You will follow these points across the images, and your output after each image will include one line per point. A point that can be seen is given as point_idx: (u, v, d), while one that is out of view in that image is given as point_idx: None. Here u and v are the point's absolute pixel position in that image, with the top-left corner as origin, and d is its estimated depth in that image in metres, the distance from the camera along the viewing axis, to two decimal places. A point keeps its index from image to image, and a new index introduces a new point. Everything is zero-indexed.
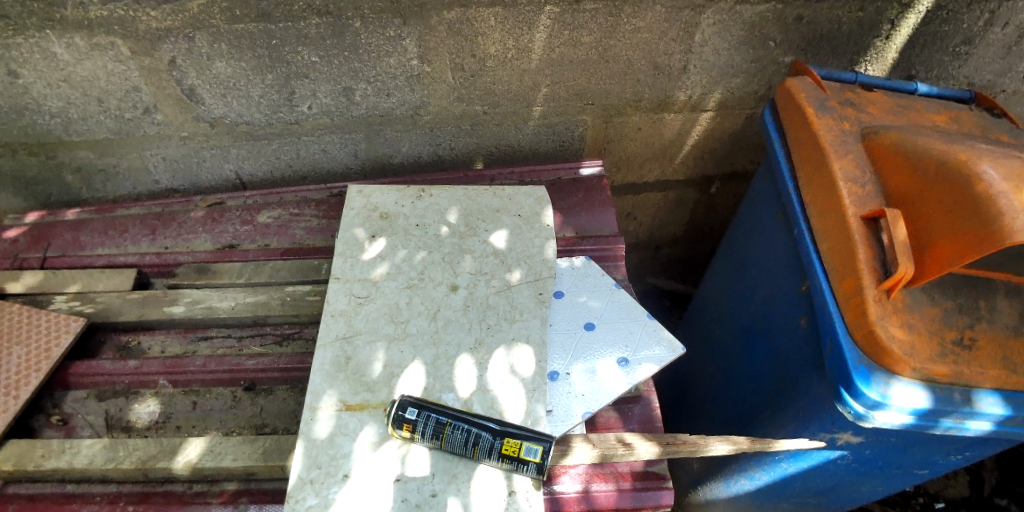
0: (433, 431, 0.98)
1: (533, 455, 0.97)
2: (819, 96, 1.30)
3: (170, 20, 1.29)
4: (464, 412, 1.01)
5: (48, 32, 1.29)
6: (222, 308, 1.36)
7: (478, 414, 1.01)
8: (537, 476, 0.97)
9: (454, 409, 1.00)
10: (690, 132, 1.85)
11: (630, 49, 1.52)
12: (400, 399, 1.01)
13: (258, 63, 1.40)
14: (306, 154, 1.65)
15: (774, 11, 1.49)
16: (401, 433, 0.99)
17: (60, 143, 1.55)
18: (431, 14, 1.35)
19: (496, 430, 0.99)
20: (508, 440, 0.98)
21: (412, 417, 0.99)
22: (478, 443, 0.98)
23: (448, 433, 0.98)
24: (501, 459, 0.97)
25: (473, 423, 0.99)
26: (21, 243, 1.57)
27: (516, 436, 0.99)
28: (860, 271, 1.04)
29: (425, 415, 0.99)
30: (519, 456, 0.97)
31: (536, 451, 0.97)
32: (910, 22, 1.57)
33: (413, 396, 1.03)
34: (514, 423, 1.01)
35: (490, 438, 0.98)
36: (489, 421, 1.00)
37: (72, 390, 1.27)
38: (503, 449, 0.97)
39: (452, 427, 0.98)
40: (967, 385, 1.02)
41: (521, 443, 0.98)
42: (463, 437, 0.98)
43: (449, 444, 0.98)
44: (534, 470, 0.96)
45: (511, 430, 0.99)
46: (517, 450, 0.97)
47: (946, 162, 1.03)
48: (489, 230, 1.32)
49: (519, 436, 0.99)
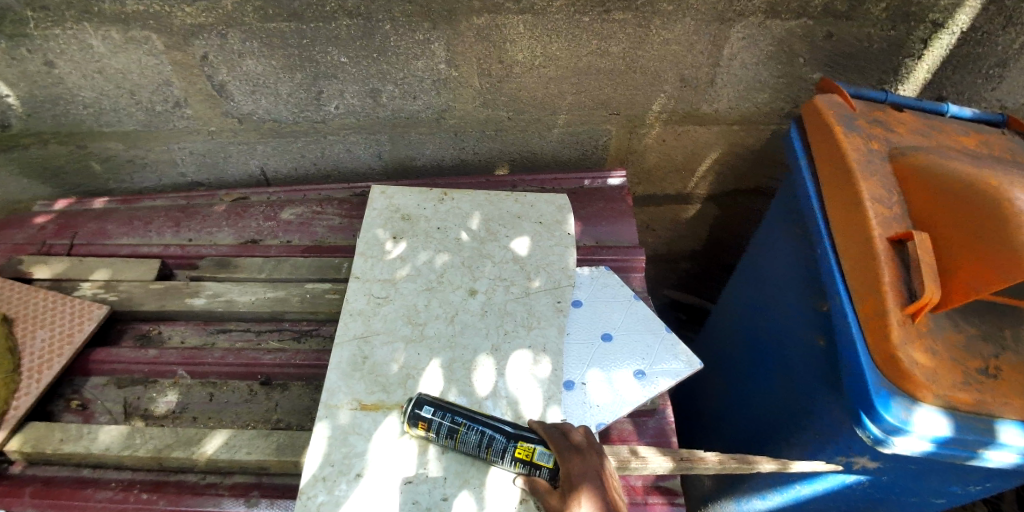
0: (446, 431, 0.98)
1: (547, 460, 0.95)
2: (846, 114, 1.28)
3: (204, 16, 1.31)
4: (479, 414, 1.00)
5: (85, 24, 1.32)
6: (242, 302, 1.38)
7: (493, 417, 1.00)
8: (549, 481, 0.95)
9: (468, 411, 0.99)
10: (713, 145, 1.83)
11: (657, 61, 1.51)
12: (416, 396, 1.01)
13: (288, 62, 1.41)
14: (330, 153, 1.67)
15: (804, 27, 1.48)
16: (415, 431, 0.99)
17: (91, 133, 1.59)
18: (460, 19, 1.36)
19: (510, 433, 0.97)
20: (522, 444, 0.97)
21: (427, 416, 0.98)
22: (492, 446, 0.96)
23: (462, 434, 0.97)
24: (513, 463, 0.96)
25: (487, 427, 0.98)
26: (49, 229, 1.60)
27: (531, 440, 0.97)
28: (883, 293, 1.03)
29: (439, 415, 0.98)
30: (532, 460, 0.96)
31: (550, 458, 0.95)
32: (943, 43, 1.55)
33: (428, 395, 1.02)
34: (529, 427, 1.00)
35: (505, 442, 0.97)
36: (505, 424, 0.99)
37: (92, 377, 1.29)
38: (518, 453, 0.96)
39: (466, 428, 0.97)
40: (990, 415, 0.99)
41: (534, 449, 0.96)
42: (477, 439, 0.97)
43: (462, 444, 0.97)
44: (549, 475, 0.95)
45: (525, 434, 0.98)
46: (531, 455, 0.96)
47: (975, 185, 1.02)
48: (510, 236, 1.32)
49: (535, 441, 0.97)
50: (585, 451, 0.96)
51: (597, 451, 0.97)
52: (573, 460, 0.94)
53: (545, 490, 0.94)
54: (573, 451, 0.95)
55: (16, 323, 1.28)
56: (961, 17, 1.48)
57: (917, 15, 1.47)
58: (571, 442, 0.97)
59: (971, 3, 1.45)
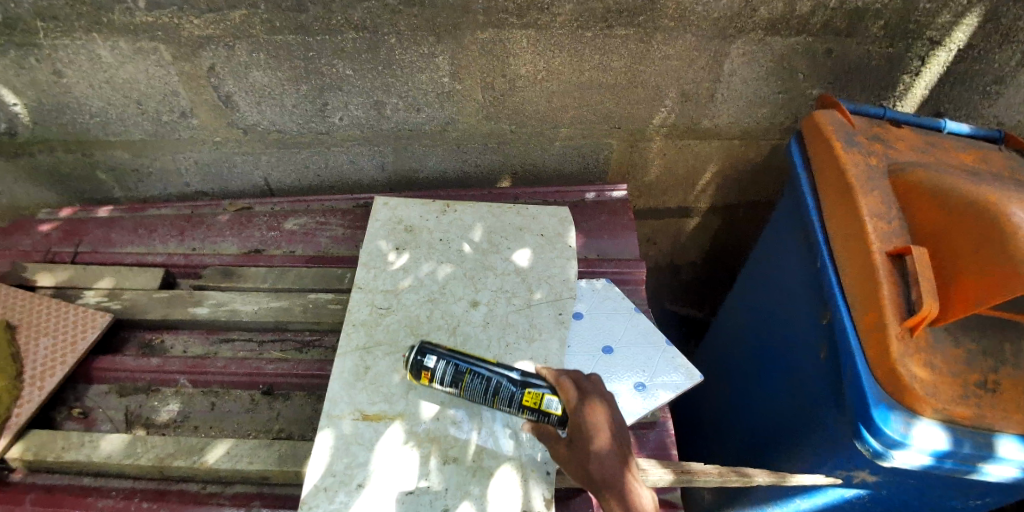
0: (450, 378, 1.01)
1: (555, 407, 0.96)
2: (846, 130, 1.29)
3: (212, 28, 1.33)
4: (483, 363, 1.02)
5: (94, 35, 1.34)
6: (245, 312, 1.38)
7: (499, 365, 1.02)
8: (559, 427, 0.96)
9: (472, 360, 1.02)
10: (714, 160, 1.85)
11: (658, 76, 1.53)
12: (418, 346, 1.04)
13: (294, 73, 1.43)
14: (334, 165, 1.69)
15: (804, 44, 1.50)
16: (421, 378, 1.03)
17: (98, 142, 1.60)
18: (464, 33, 1.38)
19: (517, 381, 0.99)
20: (529, 390, 0.98)
21: (430, 366, 1.02)
22: (499, 394, 0.99)
23: (467, 382, 1.01)
24: (521, 409, 0.98)
25: (492, 375, 1.00)
26: (54, 237, 1.61)
27: (538, 386, 0.98)
28: (882, 307, 1.04)
29: (441, 364, 1.01)
30: (540, 408, 0.96)
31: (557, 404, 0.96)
32: (940, 60, 1.56)
33: (433, 345, 1.05)
34: (538, 373, 1.01)
35: (511, 389, 0.98)
36: (511, 372, 1.00)
37: (94, 384, 1.29)
38: (524, 401, 0.97)
39: (470, 376, 1.01)
40: (990, 429, 0.99)
41: (541, 396, 0.97)
42: (483, 386, 1.00)
43: (469, 391, 1.01)
44: (558, 421, 0.96)
45: (532, 381, 0.99)
46: (539, 402, 0.97)
47: (974, 201, 1.03)
48: (512, 248, 1.33)
49: (542, 387, 0.98)
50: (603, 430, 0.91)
51: (618, 430, 0.93)
52: (586, 416, 0.92)
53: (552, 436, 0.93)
54: (594, 430, 0.91)
55: (20, 329, 1.29)
56: (958, 35, 1.50)
57: (915, 32, 1.49)
58: (587, 402, 0.94)
59: (968, 21, 1.47)
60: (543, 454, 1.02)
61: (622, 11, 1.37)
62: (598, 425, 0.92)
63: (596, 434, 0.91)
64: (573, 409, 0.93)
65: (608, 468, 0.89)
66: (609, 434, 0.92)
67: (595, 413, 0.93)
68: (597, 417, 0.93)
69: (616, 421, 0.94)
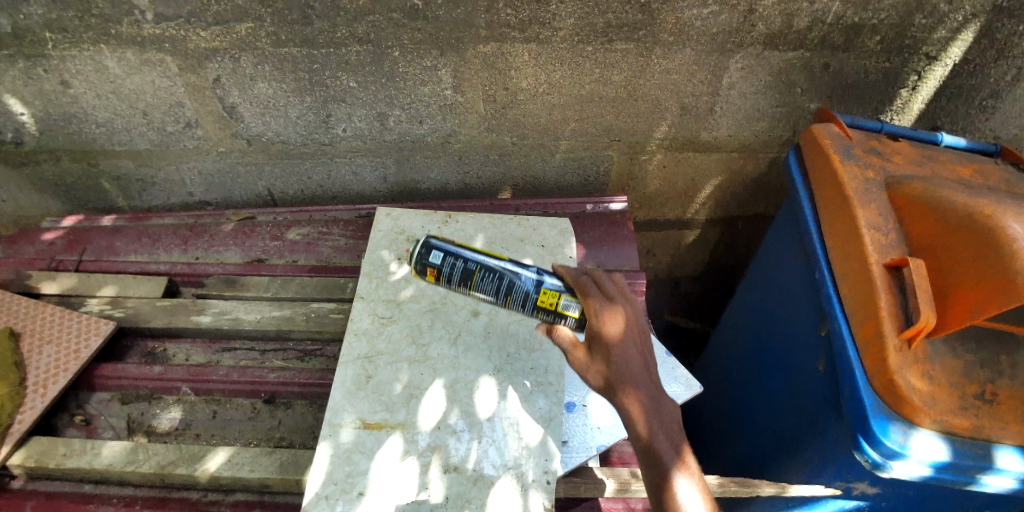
0: (457, 273, 1.12)
1: (572, 310, 1.06)
2: (844, 143, 1.31)
3: (219, 41, 1.35)
4: (492, 261, 1.11)
5: (102, 46, 1.36)
6: (248, 321, 1.39)
7: (510, 264, 1.11)
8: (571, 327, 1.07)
9: (480, 258, 1.11)
10: (713, 172, 1.87)
11: (658, 89, 1.55)
12: (427, 244, 1.13)
13: (299, 85, 1.45)
14: (337, 176, 1.71)
15: (801, 59, 1.52)
16: (431, 274, 1.14)
17: (103, 152, 1.62)
18: (467, 47, 1.40)
19: (532, 283, 1.08)
20: (544, 289, 1.07)
21: (439, 263, 1.12)
22: (512, 291, 1.08)
23: (476, 278, 1.11)
24: (535, 310, 1.08)
25: (503, 274, 1.09)
26: (58, 245, 1.62)
27: (554, 287, 1.07)
28: (881, 319, 1.04)
29: (449, 261, 1.12)
30: (556, 310, 1.07)
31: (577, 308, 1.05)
32: (936, 75, 1.59)
33: (439, 241, 1.14)
34: (555, 271, 1.09)
35: (526, 288, 1.08)
36: (523, 271, 1.09)
37: (97, 392, 1.30)
38: (540, 301, 1.07)
39: (479, 274, 1.10)
40: (987, 440, 1.00)
41: (557, 297, 1.06)
42: (494, 284, 1.10)
43: (478, 288, 1.11)
44: (574, 324, 1.06)
45: (547, 282, 1.08)
46: (556, 302, 1.07)
47: (970, 214, 1.04)
48: (513, 259, 1.34)
49: (559, 289, 1.07)
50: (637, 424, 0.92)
51: (661, 416, 0.93)
52: (607, 320, 0.98)
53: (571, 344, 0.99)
54: (633, 423, 0.93)
55: (23, 337, 1.30)
56: (954, 50, 1.53)
57: (911, 47, 1.51)
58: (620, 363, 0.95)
59: (963, 37, 1.50)
60: (542, 464, 1.02)
61: (622, 25, 1.39)
62: (621, 331, 0.98)
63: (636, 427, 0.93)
64: (608, 384, 0.95)
65: (632, 378, 0.95)
66: (634, 352, 0.97)
67: (630, 398, 0.94)
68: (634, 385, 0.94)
69: (659, 403, 0.95)
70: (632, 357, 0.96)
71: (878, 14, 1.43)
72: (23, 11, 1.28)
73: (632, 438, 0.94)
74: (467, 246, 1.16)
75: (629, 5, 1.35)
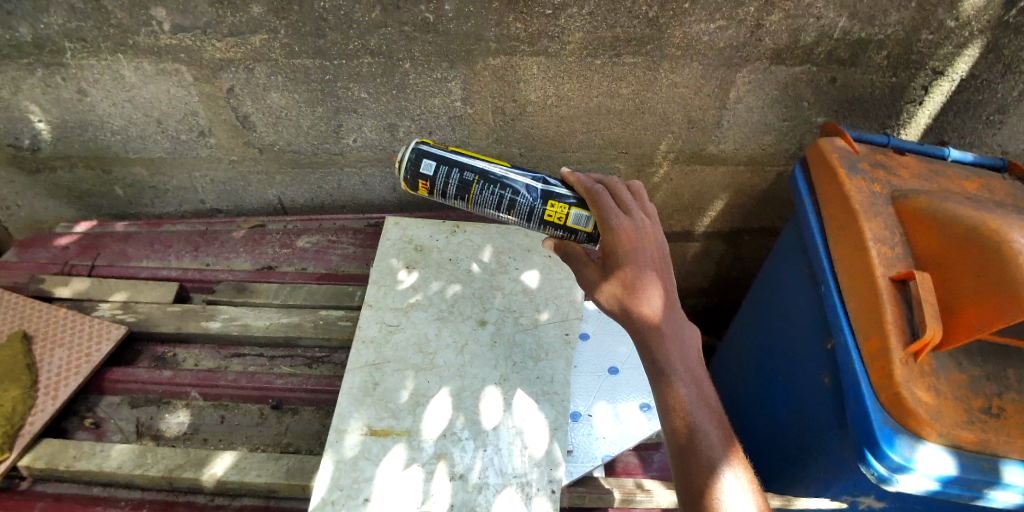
0: (452, 184, 1.14)
1: (583, 226, 1.12)
2: (850, 157, 1.32)
3: (234, 51, 1.38)
4: (491, 172, 1.13)
5: (119, 56, 1.39)
6: (257, 327, 1.40)
7: (511, 175, 1.13)
8: (578, 239, 1.14)
9: (476, 168, 1.13)
10: (720, 185, 1.88)
11: (665, 103, 1.57)
12: (417, 152, 1.13)
13: (311, 96, 1.48)
14: (347, 185, 1.73)
15: (808, 73, 1.54)
16: (424, 185, 1.15)
17: (117, 159, 1.65)
18: (477, 59, 1.42)
19: (537, 197, 1.12)
20: (551, 203, 1.12)
21: (432, 174, 1.13)
22: (516, 204, 1.13)
23: (475, 189, 1.14)
24: (542, 224, 1.14)
25: (505, 186, 1.13)
26: (71, 250, 1.64)
27: (562, 200, 1.12)
28: (886, 332, 1.05)
29: (442, 172, 1.13)
30: (564, 224, 1.13)
31: (588, 222, 1.11)
32: (943, 89, 1.59)
33: (428, 148, 1.14)
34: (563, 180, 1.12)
35: (531, 202, 1.12)
36: (525, 183, 1.13)
37: (106, 395, 1.31)
38: (547, 216, 1.12)
39: (479, 186, 1.13)
40: (994, 455, 0.99)
41: (566, 210, 1.12)
42: (496, 197, 1.14)
43: (478, 200, 1.15)
44: (586, 238, 1.13)
45: (552, 195, 1.12)
46: (566, 217, 1.12)
47: (975, 227, 1.04)
48: (520, 269, 1.36)
49: (568, 203, 1.12)
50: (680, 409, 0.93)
51: (703, 407, 0.94)
52: (621, 233, 1.01)
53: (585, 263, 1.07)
54: (678, 412, 0.93)
55: (36, 340, 1.31)
56: (960, 65, 1.54)
57: (918, 62, 1.52)
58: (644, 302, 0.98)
59: (969, 52, 1.51)
60: (547, 473, 1.03)
61: (630, 39, 1.41)
62: (637, 248, 1.00)
63: (682, 416, 0.93)
64: (654, 364, 0.96)
65: (650, 306, 0.98)
66: (658, 285, 0.99)
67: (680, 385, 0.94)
68: (676, 364, 0.96)
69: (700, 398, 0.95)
70: (653, 285, 0.99)
71: (884, 30, 1.45)
72: (44, 21, 1.32)
73: (674, 431, 0.93)
74: (458, 151, 1.16)
75: (637, 19, 1.37)
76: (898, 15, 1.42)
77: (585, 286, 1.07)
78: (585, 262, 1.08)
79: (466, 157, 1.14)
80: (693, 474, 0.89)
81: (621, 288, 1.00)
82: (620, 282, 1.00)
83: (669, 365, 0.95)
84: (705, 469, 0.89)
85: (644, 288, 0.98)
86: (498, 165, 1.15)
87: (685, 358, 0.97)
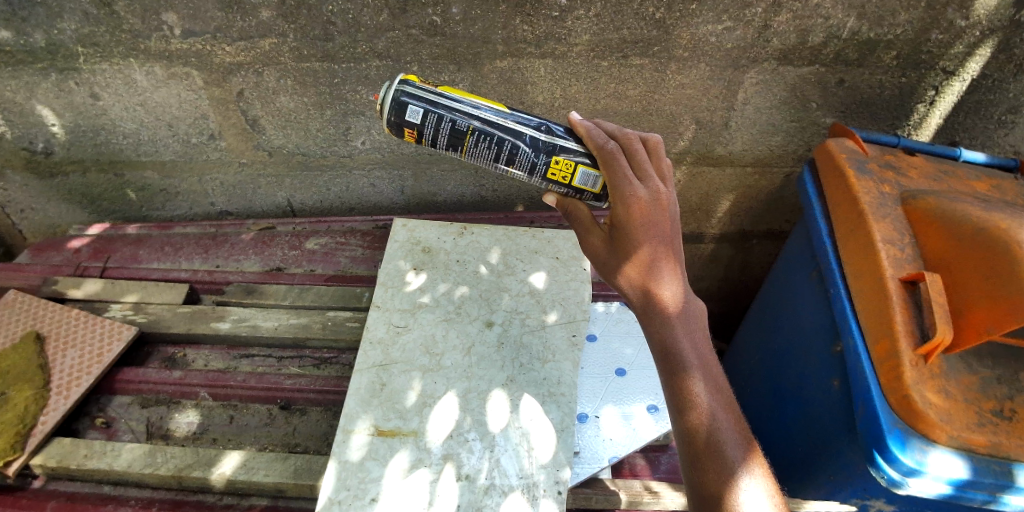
0: (443, 133, 1.07)
1: (590, 187, 1.08)
2: (859, 158, 1.31)
3: (243, 55, 1.39)
4: (488, 121, 1.06)
5: (131, 61, 1.40)
6: (266, 328, 1.41)
7: (510, 125, 1.06)
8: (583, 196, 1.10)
9: (470, 116, 1.05)
10: (728, 187, 1.87)
11: (673, 104, 1.57)
12: (399, 99, 1.04)
13: (319, 99, 1.49)
14: (354, 187, 1.74)
15: (817, 74, 1.53)
16: (407, 137, 1.09)
17: (130, 163, 1.67)
18: (484, 62, 1.43)
19: (541, 153, 1.06)
20: (554, 160, 1.07)
21: (416, 124, 1.06)
22: (517, 157, 1.08)
23: (469, 139, 1.07)
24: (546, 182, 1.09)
25: (504, 138, 1.06)
26: (84, 253, 1.66)
27: (568, 155, 1.06)
28: (895, 334, 1.04)
29: (430, 120, 1.05)
30: (572, 184, 1.08)
31: (596, 183, 1.07)
32: (954, 89, 1.58)
33: (414, 91, 1.05)
34: (574, 131, 1.07)
35: (533, 157, 1.07)
36: (526, 135, 1.06)
37: (117, 396, 1.32)
38: (551, 174, 1.08)
39: (474, 136, 1.06)
40: (1005, 457, 0.98)
41: (574, 168, 1.06)
42: (494, 150, 1.08)
43: (473, 151, 1.09)
44: (593, 198, 1.09)
45: (558, 152, 1.06)
46: (572, 176, 1.07)
47: (985, 228, 1.03)
48: (527, 270, 1.36)
49: (574, 160, 1.06)
50: (700, 402, 0.91)
51: (720, 402, 0.92)
52: (634, 203, 0.95)
53: (588, 233, 1.05)
54: (694, 406, 0.91)
55: (48, 340, 1.33)
56: (971, 65, 1.52)
57: (928, 63, 1.51)
58: (654, 278, 0.95)
59: (980, 52, 1.49)
60: (553, 474, 1.03)
61: (636, 41, 1.41)
62: (651, 221, 0.96)
63: (695, 407, 0.91)
64: (669, 356, 0.94)
65: (663, 287, 0.95)
66: (670, 266, 0.96)
67: (693, 373, 0.92)
68: (689, 352, 0.94)
69: (716, 389, 0.93)
70: (664, 264, 0.95)
71: (893, 30, 1.44)
72: (58, 27, 1.34)
73: (692, 426, 0.90)
74: (449, 92, 1.07)
75: (644, 21, 1.37)
76: (907, 15, 1.41)
77: (590, 254, 1.04)
78: (590, 229, 1.05)
79: (459, 103, 1.05)
80: (708, 477, 0.87)
81: (632, 266, 0.97)
82: (631, 260, 0.97)
83: (682, 353, 0.94)
84: (723, 471, 0.87)
85: (655, 267, 0.95)
86: (494, 110, 1.07)
87: (696, 345, 0.95)
